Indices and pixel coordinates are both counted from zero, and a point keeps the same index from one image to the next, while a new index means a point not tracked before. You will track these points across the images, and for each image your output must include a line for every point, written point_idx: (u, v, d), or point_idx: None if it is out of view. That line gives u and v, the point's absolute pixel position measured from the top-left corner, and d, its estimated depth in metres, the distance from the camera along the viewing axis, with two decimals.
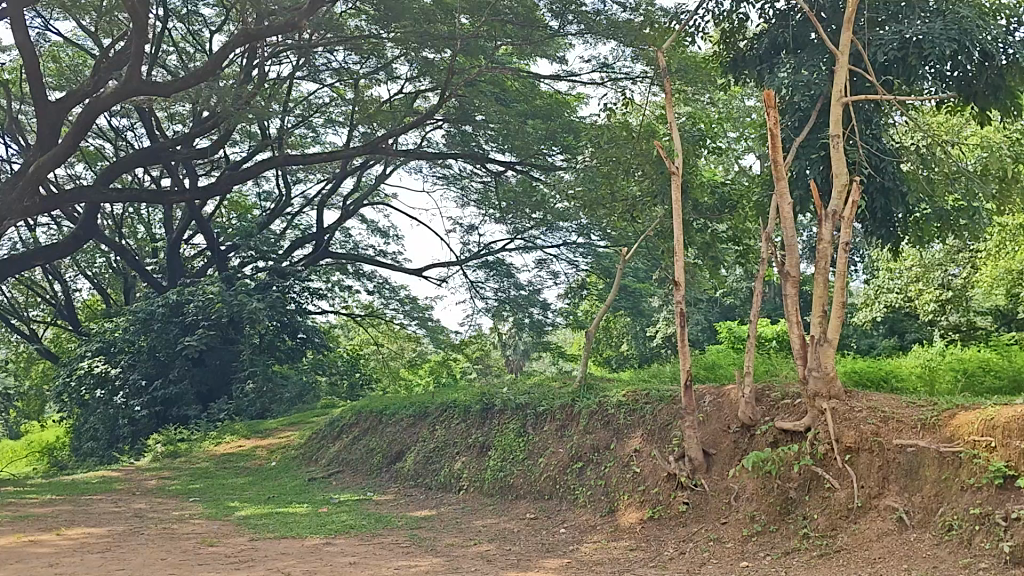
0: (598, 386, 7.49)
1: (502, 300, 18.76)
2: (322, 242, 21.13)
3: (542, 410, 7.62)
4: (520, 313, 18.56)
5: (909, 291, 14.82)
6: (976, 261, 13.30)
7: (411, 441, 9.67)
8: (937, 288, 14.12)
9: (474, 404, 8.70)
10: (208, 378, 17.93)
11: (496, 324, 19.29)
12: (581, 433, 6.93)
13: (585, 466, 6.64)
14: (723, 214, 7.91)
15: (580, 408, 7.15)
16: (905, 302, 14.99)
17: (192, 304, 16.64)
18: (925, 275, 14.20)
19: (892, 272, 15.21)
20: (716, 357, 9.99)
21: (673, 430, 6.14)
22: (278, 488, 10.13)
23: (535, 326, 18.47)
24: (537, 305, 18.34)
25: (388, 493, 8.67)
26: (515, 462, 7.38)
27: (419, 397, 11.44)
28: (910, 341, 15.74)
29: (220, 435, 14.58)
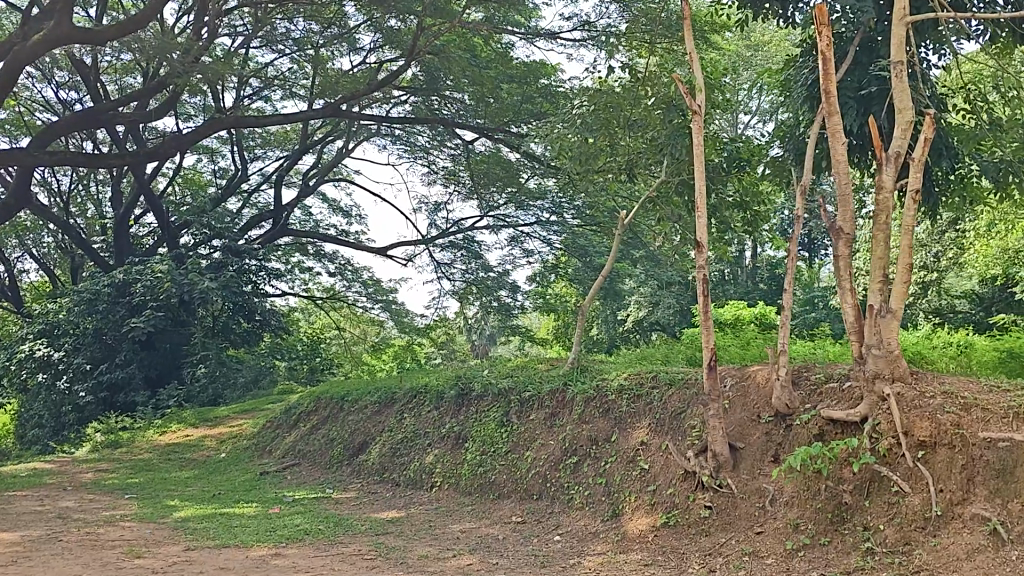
0: (593, 369, 6.54)
1: (469, 282, 17.74)
2: (279, 220, 19.93)
3: (529, 395, 6.65)
4: (488, 297, 17.58)
5: None
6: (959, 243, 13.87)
7: (374, 431, 8.67)
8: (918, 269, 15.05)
9: (449, 390, 7.73)
10: (157, 362, 16.76)
11: (462, 307, 18.32)
12: (576, 423, 5.97)
13: (582, 462, 5.68)
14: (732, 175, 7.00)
15: (574, 394, 6.18)
16: None
17: (140, 283, 15.51)
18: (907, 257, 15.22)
19: None
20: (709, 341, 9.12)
21: (688, 419, 5.20)
22: (226, 483, 9.07)
23: (502, 309, 17.52)
24: (507, 288, 17.37)
25: (350, 490, 7.67)
26: (496, 456, 6.42)
27: (383, 382, 10.44)
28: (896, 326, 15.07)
29: (167, 423, 13.46)
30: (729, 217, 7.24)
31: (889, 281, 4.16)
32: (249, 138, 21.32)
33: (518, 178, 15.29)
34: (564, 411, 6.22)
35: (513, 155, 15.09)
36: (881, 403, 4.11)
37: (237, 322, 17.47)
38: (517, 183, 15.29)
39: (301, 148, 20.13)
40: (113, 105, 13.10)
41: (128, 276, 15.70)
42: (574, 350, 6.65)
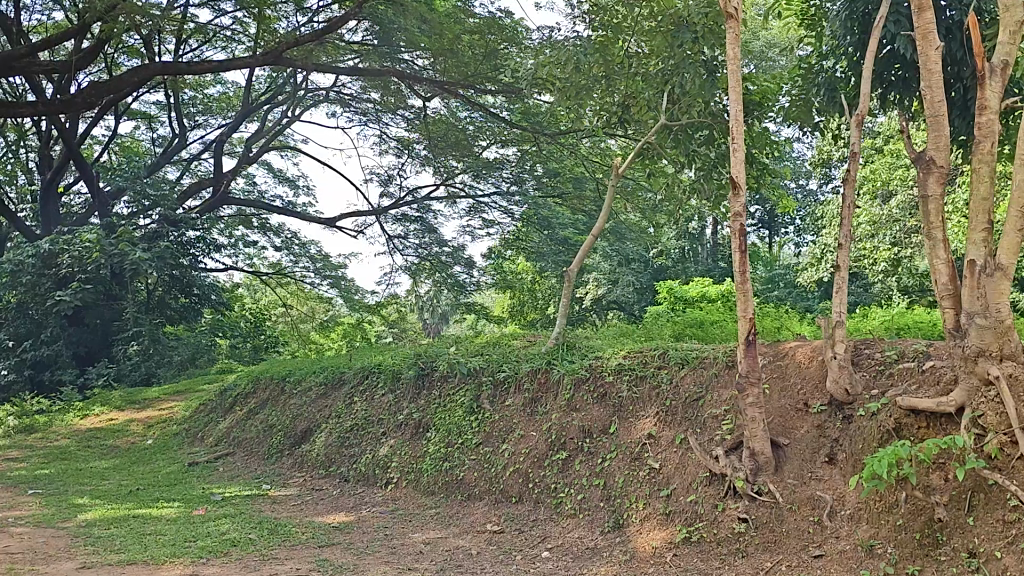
0: (581, 347, 5.50)
1: (422, 258, 16.58)
2: (219, 188, 18.57)
3: (505, 377, 5.60)
4: (441, 274, 16.46)
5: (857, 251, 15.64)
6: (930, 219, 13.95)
7: (320, 417, 7.57)
8: (891, 246, 14.70)
9: (407, 369, 6.66)
10: (86, 339, 15.26)
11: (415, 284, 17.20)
12: (563, 412, 4.93)
13: (572, 458, 4.65)
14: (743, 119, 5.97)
15: (559, 375, 5.14)
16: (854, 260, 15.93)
17: (65, 254, 13.87)
18: (881, 232, 14.85)
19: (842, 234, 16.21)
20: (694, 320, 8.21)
21: (709, 407, 4.20)
22: (147, 476, 7.92)
23: (457, 286, 16.39)
24: (463, 264, 16.23)
25: (289, 487, 6.56)
26: (465, 450, 5.38)
27: (331, 360, 9.36)
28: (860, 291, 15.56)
29: (88, 407, 12.14)
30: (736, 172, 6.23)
31: (997, 231, 3.19)
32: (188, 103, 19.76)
33: (475, 146, 14.15)
34: (548, 397, 5.16)
35: (470, 125, 13.85)
36: (984, 389, 3.15)
37: (172, 298, 16.09)
38: (471, 152, 14.16)
39: (241, 115, 18.62)
40: (31, 52, 11.57)
41: (55, 245, 13.74)
42: (559, 325, 5.59)
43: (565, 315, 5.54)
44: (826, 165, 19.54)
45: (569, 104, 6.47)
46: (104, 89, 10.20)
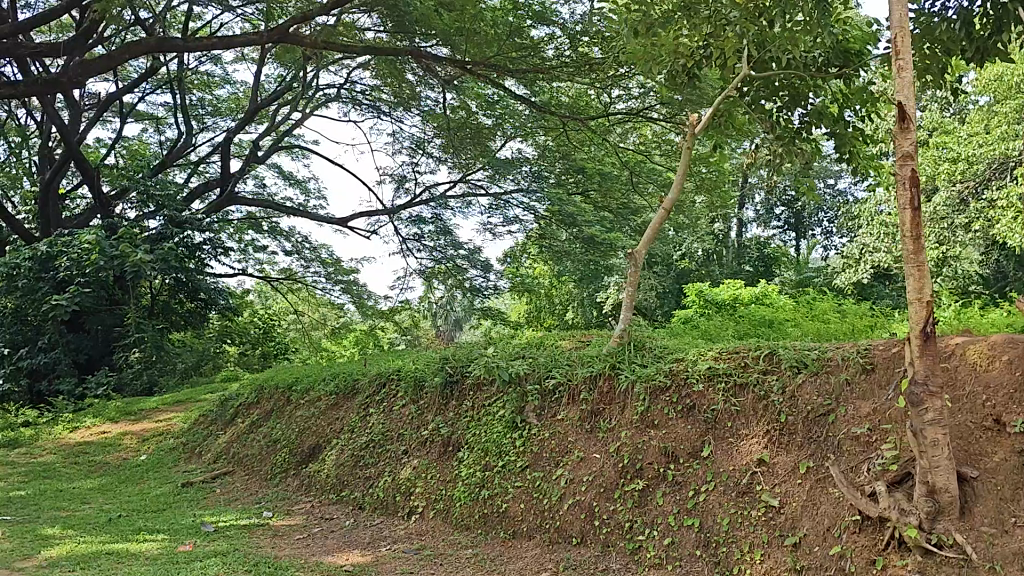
0: (653, 345, 4.42)
1: (437, 261, 15.54)
2: (225, 188, 17.60)
3: (556, 386, 4.52)
4: (455, 280, 15.39)
5: None
6: (989, 215, 12.94)
7: (330, 431, 6.54)
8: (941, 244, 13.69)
9: (432, 375, 5.62)
10: (85, 346, 14.24)
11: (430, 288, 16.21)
12: (635, 430, 3.87)
13: (652, 489, 3.61)
14: (848, 68, 4.91)
15: (628, 383, 4.07)
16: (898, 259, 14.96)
17: (64, 257, 12.67)
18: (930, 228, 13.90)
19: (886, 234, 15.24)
20: (753, 323, 7.22)
21: (844, 426, 3.18)
22: (133, 500, 6.88)
23: (473, 290, 15.26)
24: (479, 268, 15.14)
25: (294, 516, 5.53)
26: (507, 475, 4.36)
27: (342, 366, 8.35)
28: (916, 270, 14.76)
29: (79, 419, 11.14)
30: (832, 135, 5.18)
31: None
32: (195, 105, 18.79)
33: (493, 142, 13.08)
34: (614, 411, 4.08)
35: (490, 118, 12.75)
36: None
37: (177, 302, 15.07)
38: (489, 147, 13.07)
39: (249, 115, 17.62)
40: (20, 31, 10.45)
41: (53, 247, 12.85)
42: (624, 318, 4.49)
43: (630, 311, 4.47)
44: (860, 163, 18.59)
45: (629, 53, 5.39)
46: (96, 66, 9.06)
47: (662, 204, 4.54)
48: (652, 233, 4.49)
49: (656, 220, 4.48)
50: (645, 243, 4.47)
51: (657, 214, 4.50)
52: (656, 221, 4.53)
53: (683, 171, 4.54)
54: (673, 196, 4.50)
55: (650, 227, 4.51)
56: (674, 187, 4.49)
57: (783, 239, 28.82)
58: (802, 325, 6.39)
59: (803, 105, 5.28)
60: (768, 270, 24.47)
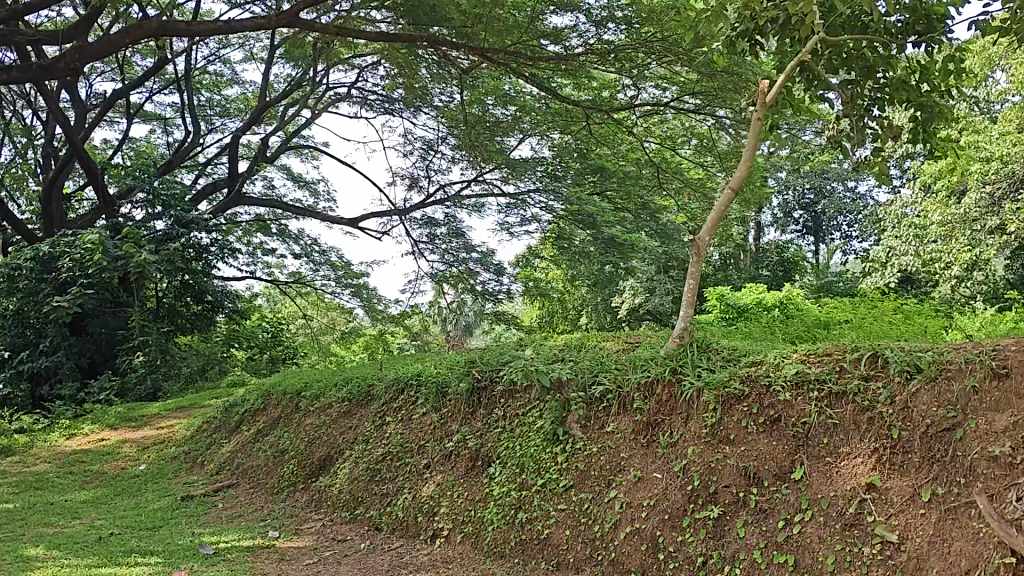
0: (719, 348, 3.83)
1: (448, 265, 14.94)
2: (233, 188, 17.06)
3: (605, 394, 3.93)
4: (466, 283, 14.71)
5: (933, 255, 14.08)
6: None
7: (342, 442, 5.97)
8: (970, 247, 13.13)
9: (458, 381, 5.05)
10: (88, 349, 13.54)
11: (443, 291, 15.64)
12: (705, 446, 3.29)
13: (730, 517, 3.02)
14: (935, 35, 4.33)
15: (693, 390, 3.47)
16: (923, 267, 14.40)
17: (66, 257, 12.11)
18: None
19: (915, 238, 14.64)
20: (799, 328, 6.66)
21: (982, 444, 2.60)
22: (128, 514, 6.32)
23: (483, 295, 14.47)
24: (491, 271, 14.48)
25: (303, 537, 4.96)
26: (548, 497, 3.78)
27: (354, 371, 7.80)
28: (946, 275, 14.15)
29: (76, 426, 10.59)
30: (914, 109, 4.59)
31: None
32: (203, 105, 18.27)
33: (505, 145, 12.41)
34: (676, 423, 3.49)
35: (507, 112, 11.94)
36: None
37: (183, 305, 14.52)
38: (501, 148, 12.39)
39: (257, 115, 17.07)
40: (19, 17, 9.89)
41: (55, 246, 12.32)
42: (685, 316, 3.90)
43: (692, 307, 3.87)
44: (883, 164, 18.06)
45: (687, 17, 4.79)
46: (95, 51, 8.47)
47: (728, 185, 3.92)
48: (718, 218, 3.89)
49: (723, 201, 3.86)
50: (710, 229, 3.85)
51: (723, 195, 3.88)
52: (721, 204, 3.92)
53: (753, 149, 3.94)
54: (741, 175, 3.90)
55: (716, 211, 3.89)
56: (743, 164, 3.88)
57: (802, 244, 28.22)
58: (857, 329, 5.82)
59: (875, 79, 4.70)
60: (787, 275, 23.88)
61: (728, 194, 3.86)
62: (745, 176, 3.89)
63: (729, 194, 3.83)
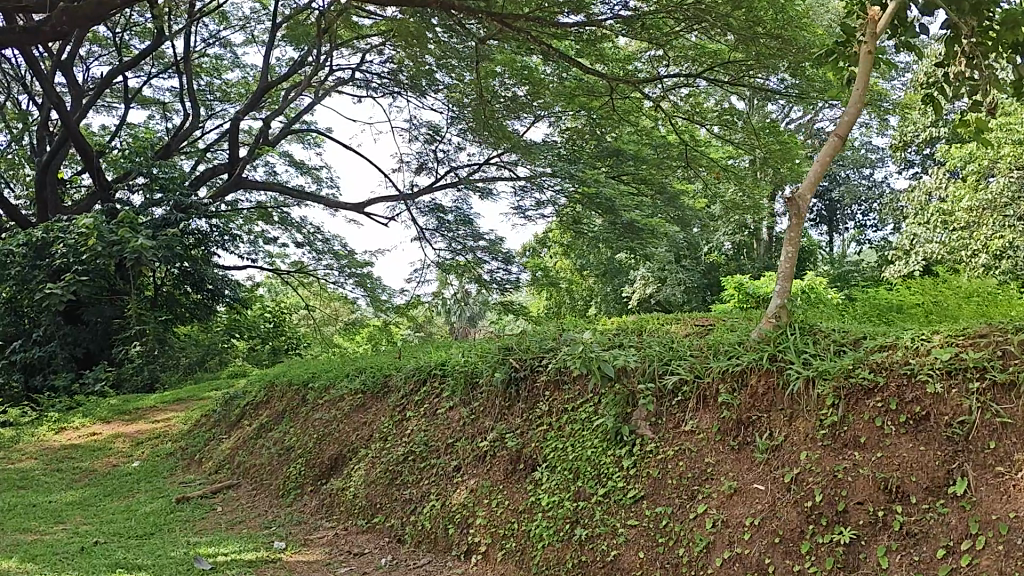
0: (824, 329, 3.17)
1: (454, 254, 14.21)
2: (233, 172, 16.36)
3: (680, 386, 3.27)
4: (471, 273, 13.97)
5: (962, 242, 13.39)
6: None
7: (356, 439, 5.31)
8: (1006, 235, 12.44)
9: (493, 372, 4.37)
10: (84, 338, 12.82)
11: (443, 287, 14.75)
12: (824, 452, 2.64)
13: (869, 542, 2.37)
14: None
15: (801, 383, 2.82)
16: (950, 255, 13.70)
17: (59, 242, 11.40)
18: (995, 217, 12.61)
19: (944, 225, 13.93)
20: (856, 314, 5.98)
21: None
22: (118, 519, 5.65)
23: (491, 285, 13.76)
24: (500, 260, 13.77)
25: (313, 550, 4.31)
26: (614, 509, 3.12)
27: (365, 360, 7.14)
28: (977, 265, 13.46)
29: (67, 419, 9.95)
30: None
31: None
32: (202, 90, 17.53)
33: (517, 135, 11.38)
34: (778, 422, 2.85)
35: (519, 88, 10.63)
36: None
37: (182, 293, 13.83)
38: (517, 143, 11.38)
39: (258, 98, 16.34)
40: None
41: (48, 231, 11.61)
42: (781, 292, 3.24)
43: (791, 284, 3.22)
44: (905, 148, 17.32)
45: None
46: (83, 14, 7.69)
47: (831, 133, 3.30)
48: (820, 172, 3.23)
49: (827, 151, 3.23)
50: (812, 185, 3.21)
51: (827, 145, 3.25)
52: (823, 156, 3.29)
53: (861, 91, 3.31)
54: (849, 119, 3.24)
55: (817, 164, 3.25)
56: (851, 108, 3.26)
57: (816, 233, 27.46)
58: (931, 314, 5.16)
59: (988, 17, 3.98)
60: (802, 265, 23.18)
61: (833, 142, 3.24)
62: (852, 122, 3.27)
63: (836, 140, 3.17)
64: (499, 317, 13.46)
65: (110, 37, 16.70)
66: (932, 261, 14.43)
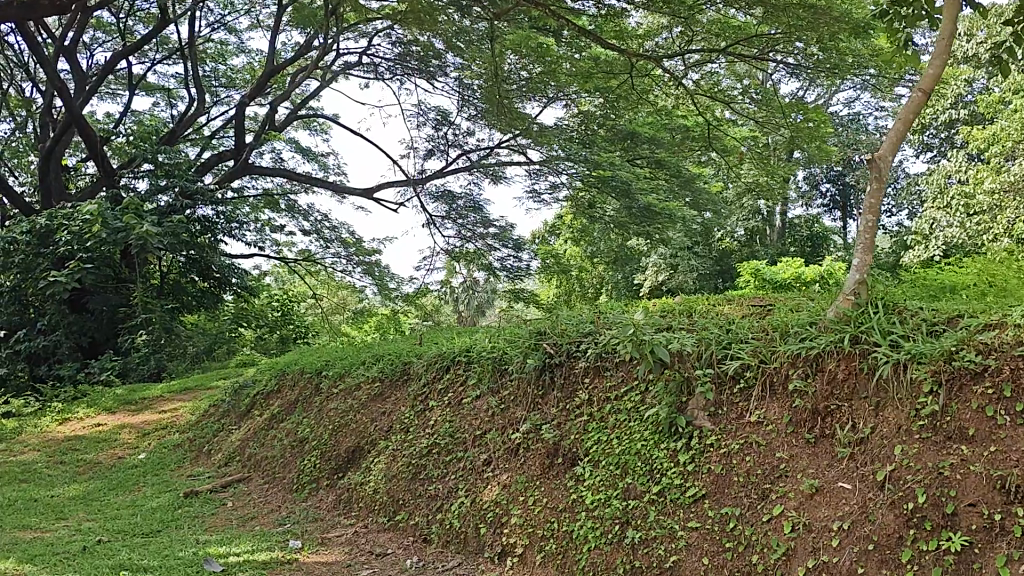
0: (907, 309, 2.85)
1: (463, 241, 13.84)
2: (240, 157, 16.02)
3: (743, 371, 2.95)
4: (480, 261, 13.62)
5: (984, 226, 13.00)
6: None
7: (374, 431, 5.00)
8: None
9: (525, 360, 4.05)
10: (89, 328, 12.51)
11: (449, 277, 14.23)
12: (925, 446, 2.32)
13: (989, 549, 2.05)
14: None
15: (891, 367, 2.50)
16: (972, 239, 13.32)
17: (63, 229, 11.06)
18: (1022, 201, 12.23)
19: (966, 209, 13.54)
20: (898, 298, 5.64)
21: None
22: (123, 515, 5.34)
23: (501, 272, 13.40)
24: (510, 247, 13.40)
25: (331, 550, 3.99)
26: (671, 509, 2.80)
27: (378, 348, 6.81)
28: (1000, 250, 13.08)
29: (70, 410, 9.65)
30: None
31: None
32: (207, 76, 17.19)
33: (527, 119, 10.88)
34: (864, 412, 2.53)
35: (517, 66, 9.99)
36: None
37: (189, 281, 13.52)
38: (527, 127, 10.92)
39: (266, 82, 15.99)
40: None
41: (52, 218, 11.28)
42: (860, 266, 2.92)
43: (870, 256, 2.91)
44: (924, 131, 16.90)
45: None
46: None
47: (915, 88, 3.00)
48: (904, 130, 2.92)
49: (911, 107, 2.93)
50: (896, 144, 2.91)
51: (910, 100, 2.94)
52: (906, 112, 2.98)
53: (947, 41, 3.00)
54: (935, 72, 2.94)
55: (900, 121, 2.95)
56: (937, 59, 2.97)
57: (829, 219, 27.00)
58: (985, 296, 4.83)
59: None
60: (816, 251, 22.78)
61: (918, 97, 2.93)
62: (938, 76, 2.96)
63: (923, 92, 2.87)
64: (509, 304, 13.11)
65: (114, 23, 16.35)
66: (953, 246, 14.06)
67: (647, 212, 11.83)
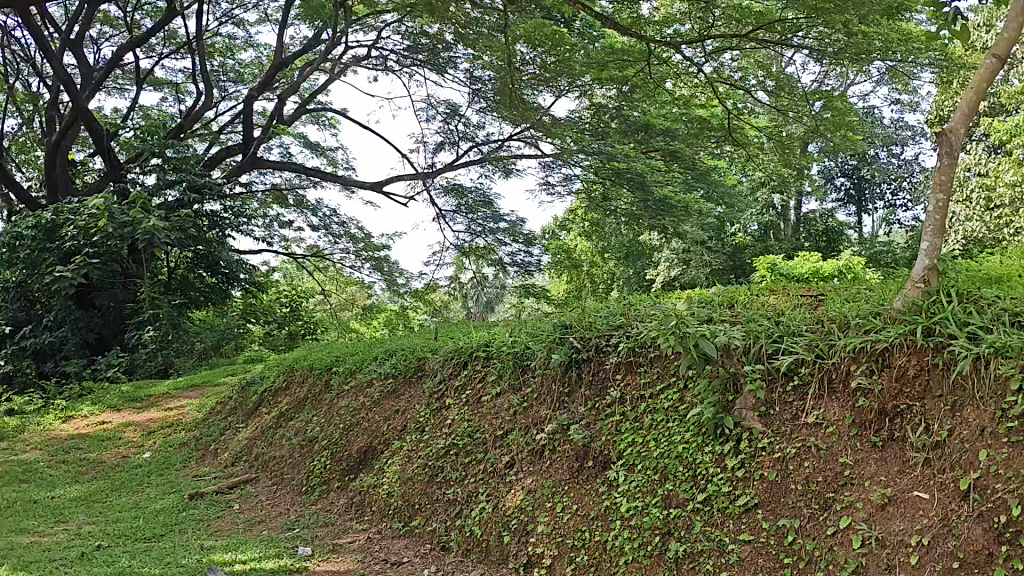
0: (981, 297, 2.58)
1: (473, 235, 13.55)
2: (248, 151, 15.78)
3: (796, 367, 2.68)
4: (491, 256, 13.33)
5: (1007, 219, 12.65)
6: None
7: (387, 430, 4.74)
8: None
9: (550, 355, 3.78)
10: (96, 324, 12.28)
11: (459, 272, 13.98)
12: (1015, 451, 2.05)
13: None
14: None
15: (971, 361, 2.24)
16: (995, 233, 12.96)
17: (69, 223, 10.81)
18: None
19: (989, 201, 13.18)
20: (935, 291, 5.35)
21: None
22: (125, 518, 5.10)
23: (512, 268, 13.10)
24: (521, 242, 13.12)
25: (344, 557, 3.74)
26: (720, 519, 2.53)
27: (389, 344, 6.53)
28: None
29: (75, 407, 9.43)
30: None
31: None
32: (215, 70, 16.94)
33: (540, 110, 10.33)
34: (940, 411, 2.27)
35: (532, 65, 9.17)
36: None
37: (196, 276, 13.28)
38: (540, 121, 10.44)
39: (274, 75, 15.73)
40: None
41: (58, 213, 11.03)
42: (929, 250, 2.66)
43: (941, 239, 2.65)
44: None
45: None
46: None
47: (986, 55, 2.75)
48: (976, 100, 2.68)
49: (984, 75, 2.68)
50: (969, 115, 2.66)
51: (982, 68, 2.70)
52: (976, 82, 2.74)
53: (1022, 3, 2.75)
54: (1010, 37, 2.69)
55: (971, 92, 2.70)
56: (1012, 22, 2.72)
57: (844, 213, 26.61)
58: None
59: None
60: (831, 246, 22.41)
61: (992, 64, 2.69)
62: (1013, 42, 2.71)
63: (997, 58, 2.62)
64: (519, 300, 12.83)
65: (121, 17, 16.12)
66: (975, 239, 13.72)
67: (663, 204, 11.54)
